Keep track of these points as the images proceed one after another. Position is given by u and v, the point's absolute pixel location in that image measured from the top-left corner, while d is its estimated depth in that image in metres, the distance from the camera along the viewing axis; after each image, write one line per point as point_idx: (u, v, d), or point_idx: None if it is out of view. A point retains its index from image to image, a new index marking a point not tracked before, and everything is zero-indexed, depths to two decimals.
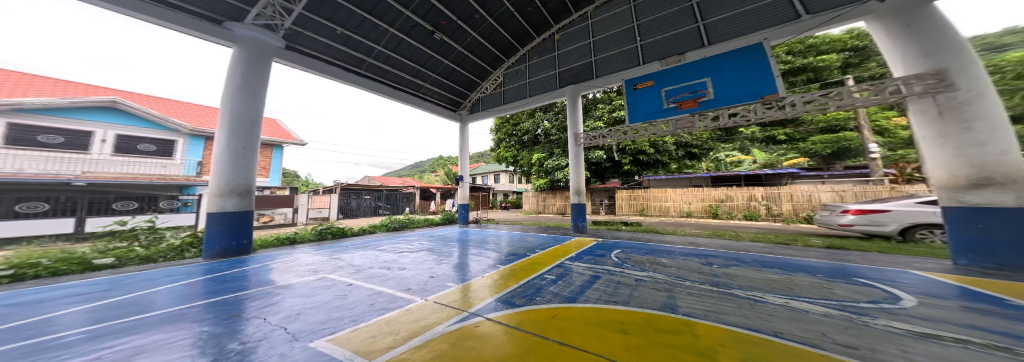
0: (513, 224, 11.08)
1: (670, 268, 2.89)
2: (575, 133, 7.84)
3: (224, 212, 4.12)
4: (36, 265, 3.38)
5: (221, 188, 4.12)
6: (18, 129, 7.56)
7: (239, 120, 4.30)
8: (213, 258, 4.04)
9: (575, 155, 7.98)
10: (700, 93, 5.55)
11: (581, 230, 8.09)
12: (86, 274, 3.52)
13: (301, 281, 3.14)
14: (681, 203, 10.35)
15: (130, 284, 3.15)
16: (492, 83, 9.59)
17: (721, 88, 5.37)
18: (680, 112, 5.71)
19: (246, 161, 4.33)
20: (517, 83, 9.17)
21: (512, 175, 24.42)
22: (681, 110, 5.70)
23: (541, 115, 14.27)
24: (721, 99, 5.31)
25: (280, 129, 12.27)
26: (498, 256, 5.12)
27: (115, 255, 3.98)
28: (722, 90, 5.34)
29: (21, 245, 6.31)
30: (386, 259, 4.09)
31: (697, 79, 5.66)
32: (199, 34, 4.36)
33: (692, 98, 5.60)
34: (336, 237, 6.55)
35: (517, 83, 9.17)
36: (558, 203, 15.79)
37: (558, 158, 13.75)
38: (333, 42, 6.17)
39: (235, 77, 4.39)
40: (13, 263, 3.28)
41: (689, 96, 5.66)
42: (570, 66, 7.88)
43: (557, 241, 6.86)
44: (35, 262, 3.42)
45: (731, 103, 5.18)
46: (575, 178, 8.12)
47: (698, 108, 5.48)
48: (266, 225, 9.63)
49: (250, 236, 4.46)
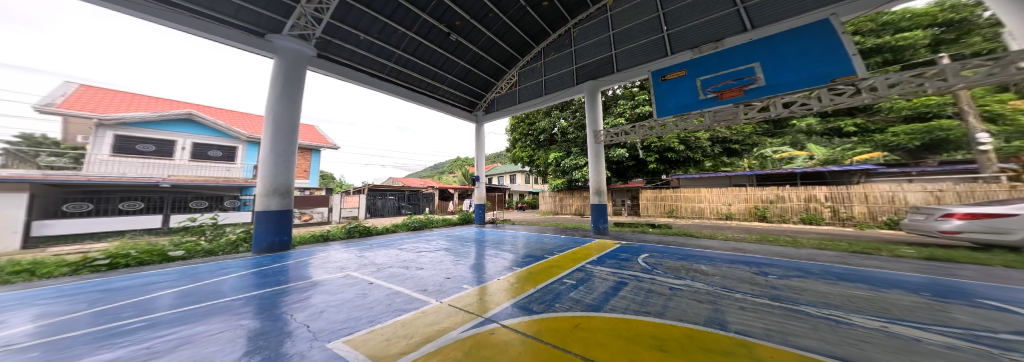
0: (530, 225, 10.84)
1: (712, 276, 2.50)
2: (596, 131, 7.45)
3: (268, 210, 4.48)
4: (127, 256, 3.77)
5: (264, 188, 4.48)
6: (121, 140, 9.15)
7: (279, 124, 4.69)
8: (260, 253, 4.40)
9: (597, 154, 7.54)
10: (748, 80, 4.87)
11: (602, 232, 7.63)
12: (163, 264, 3.90)
13: (329, 278, 3.25)
14: (718, 204, 9.36)
15: (192, 275, 3.51)
16: (506, 83, 9.57)
17: (772, 73, 4.65)
18: (721, 103, 5.06)
19: (287, 164, 4.68)
20: (532, 81, 8.96)
21: (529, 176, 24.24)
22: (721, 100, 5.06)
23: (558, 114, 13.87)
24: (773, 86, 4.60)
25: (319, 135, 13.39)
26: (514, 257, 4.96)
27: (186, 248, 4.35)
28: (774, 76, 4.62)
29: (114, 238, 7.59)
30: (406, 259, 4.13)
31: (743, 65, 4.98)
32: (246, 47, 4.90)
33: (736, 87, 4.95)
34: (363, 235, 6.88)
35: (532, 82, 8.96)
36: (576, 204, 15.24)
37: (576, 158, 13.27)
38: (359, 48, 6.55)
39: (277, 86, 4.82)
40: (110, 253, 3.74)
41: (731, 85, 4.99)
42: (589, 61, 7.48)
43: (577, 243, 6.54)
44: (126, 253, 3.84)
45: (787, 91, 4.46)
46: (596, 178, 7.69)
47: (743, 97, 4.85)
48: (306, 222, 10.58)
49: (291, 234, 4.79)
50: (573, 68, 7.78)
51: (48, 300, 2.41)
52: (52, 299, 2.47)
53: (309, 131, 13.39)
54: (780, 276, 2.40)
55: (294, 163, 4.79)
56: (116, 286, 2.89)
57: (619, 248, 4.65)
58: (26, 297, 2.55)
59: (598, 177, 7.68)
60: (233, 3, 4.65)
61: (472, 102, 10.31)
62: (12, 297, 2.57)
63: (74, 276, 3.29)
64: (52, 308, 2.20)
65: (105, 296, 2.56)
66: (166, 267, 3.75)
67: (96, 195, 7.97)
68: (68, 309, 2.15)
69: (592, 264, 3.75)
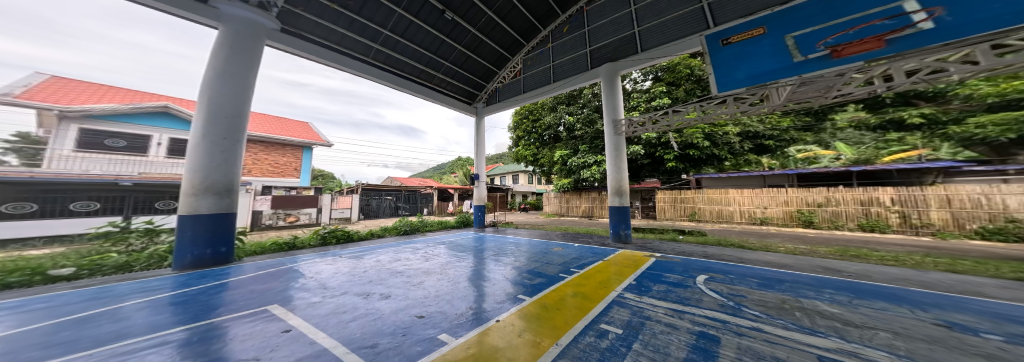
0: (535, 229, 9.74)
1: (871, 330, 1.41)
2: (614, 120, 6.45)
3: (197, 215, 3.45)
4: None
5: (192, 185, 3.47)
6: (88, 133, 8.12)
7: (223, 105, 3.67)
8: (184, 269, 3.37)
9: (617, 147, 6.57)
10: (907, 20, 3.30)
11: (623, 240, 6.59)
12: (37, 286, 2.94)
13: (239, 313, 2.14)
14: (752, 207, 8.42)
15: (47, 302, 2.45)
16: (510, 71, 8.56)
17: (954, 6, 3.07)
18: (837, 63, 3.65)
19: (226, 155, 3.66)
20: (539, 67, 7.92)
21: (531, 176, 23.23)
22: (837, 60, 3.65)
23: (565, 109, 12.89)
24: (951, 27, 3.05)
25: (310, 131, 12.40)
26: (522, 277, 3.86)
27: (85, 263, 3.39)
28: (956, 10, 3.05)
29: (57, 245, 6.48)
30: (375, 279, 3.06)
31: (881, 7, 3.48)
32: (181, 10, 3.75)
33: (871, 36, 3.47)
34: (341, 241, 5.79)
35: (539, 67, 7.92)
36: (583, 206, 14.27)
37: (584, 155, 12.18)
38: (336, 26, 5.56)
39: (219, 56, 3.76)
40: None
41: (856, 36, 3.56)
42: (605, 42, 6.42)
43: (596, 254, 5.48)
44: None
45: (985, 31, 2.90)
46: (614, 177, 6.63)
47: (886, 51, 3.36)
48: (292, 225, 9.51)
49: (232, 244, 3.79)
50: (587, 50, 6.75)
51: None
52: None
53: (297, 125, 12.37)
54: (1014, 340, 1.29)
55: (236, 154, 3.76)
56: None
57: (654, 268, 3.59)
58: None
59: (618, 174, 6.63)
60: None
61: (472, 94, 9.32)
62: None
63: None
64: None
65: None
66: (36, 290, 2.77)
67: (49, 195, 6.92)
68: None
69: (630, 294, 2.66)
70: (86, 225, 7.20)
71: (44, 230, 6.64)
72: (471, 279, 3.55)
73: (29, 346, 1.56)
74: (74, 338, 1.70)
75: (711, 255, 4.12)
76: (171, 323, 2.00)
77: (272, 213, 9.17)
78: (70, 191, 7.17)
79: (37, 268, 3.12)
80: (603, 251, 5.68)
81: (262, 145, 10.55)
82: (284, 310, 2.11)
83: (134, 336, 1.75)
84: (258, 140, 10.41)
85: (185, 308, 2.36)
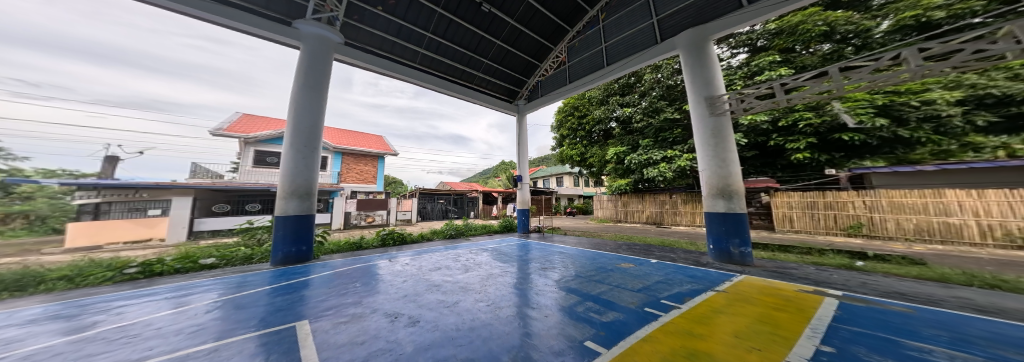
0: (587, 237, 8.59)
1: None
2: (709, 96, 5.01)
3: (286, 215, 3.93)
4: (160, 264, 3.86)
5: (288, 188, 3.99)
6: (260, 153, 11.24)
7: (305, 112, 4.24)
8: (276, 264, 3.92)
9: (716, 131, 4.92)
10: None
11: (729, 261, 4.71)
12: (192, 273, 3.84)
13: (264, 331, 1.99)
14: (1003, 219, 5.68)
15: (179, 297, 2.98)
16: (554, 61, 8.67)
17: None
18: None
19: (308, 162, 4.16)
20: (588, 52, 7.64)
21: (578, 178, 22.18)
22: None
23: (618, 101, 12.16)
24: None
25: (381, 142, 14.23)
26: (584, 307, 2.94)
27: (222, 255, 4.34)
28: None
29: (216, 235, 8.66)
30: (410, 305, 2.60)
31: None
32: (278, 36, 4.79)
33: None
34: (397, 243, 6.10)
35: (588, 53, 7.64)
36: (647, 210, 12.87)
37: (647, 151, 10.99)
38: (387, 34, 6.38)
39: (303, 75, 4.46)
40: (145, 263, 3.85)
41: None
42: (679, 8, 5.51)
43: (688, 277, 4.04)
44: (159, 261, 3.92)
45: None
46: (716, 173, 4.85)
47: None
48: (370, 224, 11.27)
49: (311, 243, 4.25)
50: (652, 22, 5.95)
51: None
52: None
53: (370, 138, 14.35)
54: None
55: (317, 159, 4.26)
56: (50, 325, 2.24)
57: (864, 324, 2.01)
58: None
59: (722, 169, 4.80)
60: None
61: (513, 92, 9.84)
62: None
63: (115, 287, 3.31)
64: None
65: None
66: (184, 279, 3.57)
67: (239, 198, 9.95)
68: None
69: None
70: (232, 223, 9.34)
71: (214, 225, 9.02)
72: (515, 304, 2.90)
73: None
74: (123, 353, 1.72)
75: (999, 312, 2.24)
76: (207, 336, 1.94)
77: (357, 214, 11.17)
78: (251, 196, 10.25)
79: (191, 258, 4.11)
80: (707, 275, 3.98)
81: (350, 156, 12.57)
82: (294, 338, 1.82)
83: (156, 356, 1.65)
84: (344, 151, 12.38)
85: (240, 313, 2.46)
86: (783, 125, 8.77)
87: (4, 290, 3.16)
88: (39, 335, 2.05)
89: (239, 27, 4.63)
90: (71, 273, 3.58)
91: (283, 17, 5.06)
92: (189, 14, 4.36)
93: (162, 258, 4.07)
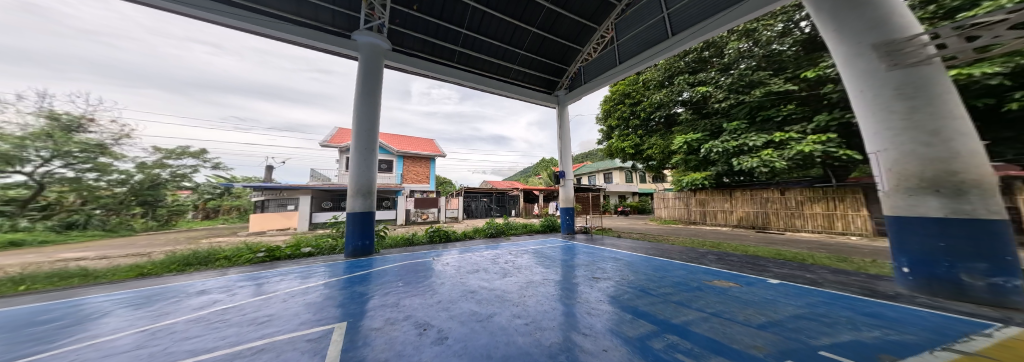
0: (647, 241, 7.07)
1: None
2: (882, 40, 3.01)
3: (354, 211, 4.85)
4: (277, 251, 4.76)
5: (355, 188, 4.89)
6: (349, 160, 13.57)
7: (363, 131, 5.02)
8: (351, 255, 4.84)
9: (909, 91, 2.89)
10: None
11: (931, 291, 2.91)
12: (295, 260, 4.67)
13: (313, 330, 1.91)
14: None
15: (274, 282, 3.46)
16: (595, 45, 7.49)
17: None
18: None
19: (368, 162, 4.98)
20: (644, 25, 6.16)
21: (631, 174, 19.58)
22: None
23: (686, 80, 9.69)
24: None
25: (435, 146, 15.37)
26: (664, 341, 1.99)
27: (317, 245, 5.16)
28: None
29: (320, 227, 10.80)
30: (445, 317, 2.29)
31: None
32: (338, 48, 5.52)
33: None
34: (442, 240, 6.46)
35: (643, 26, 6.17)
36: (740, 211, 9.90)
37: (736, 136, 8.28)
38: (426, 36, 6.53)
39: (360, 84, 5.28)
40: (273, 253, 4.70)
41: None
42: None
43: (852, 311, 2.55)
44: (277, 249, 4.85)
45: None
46: (918, 155, 2.86)
47: None
48: (426, 221, 12.50)
49: (372, 237, 5.09)
50: None
51: (135, 308, 2.52)
52: (126, 310, 2.46)
53: (426, 142, 15.65)
54: None
55: (374, 162, 5.06)
56: (186, 302, 2.71)
57: None
58: (126, 301, 2.75)
59: (931, 149, 2.79)
60: (328, 10, 5.42)
61: (551, 82, 9.01)
62: (118, 301, 2.76)
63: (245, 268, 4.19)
64: (112, 325, 2.07)
65: (128, 325, 2.08)
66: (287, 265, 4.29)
67: (337, 196, 12.14)
68: (90, 335, 1.90)
69: None
70: (321, 217, 11.21)
71: (318, 218, 11.16)
72: (565, 326, 2.24)
73: (170, 351, 1.60)
74: (209, 337, 1.81)
75: None
76: (273, 329, 1.91)
77: (415, 212, 12.45)
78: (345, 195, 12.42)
79: (295, 247, 4.97)
80: (905, 318, 2.34)
81: (411, 159, 14.02)
82: (329, 347, 1.62)
83: (218, 350, 1.59)
84: (407, 155, 13.86)
85: (305, 304, 2.56)
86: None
87: (198, 264, 4.34)
88: (175, 308, 2.50)
89: (307, 42, 5.30)
90: (228, 253, 4.65)
91: (343, 31, 5.79)
92: (274, 38, 5.25)
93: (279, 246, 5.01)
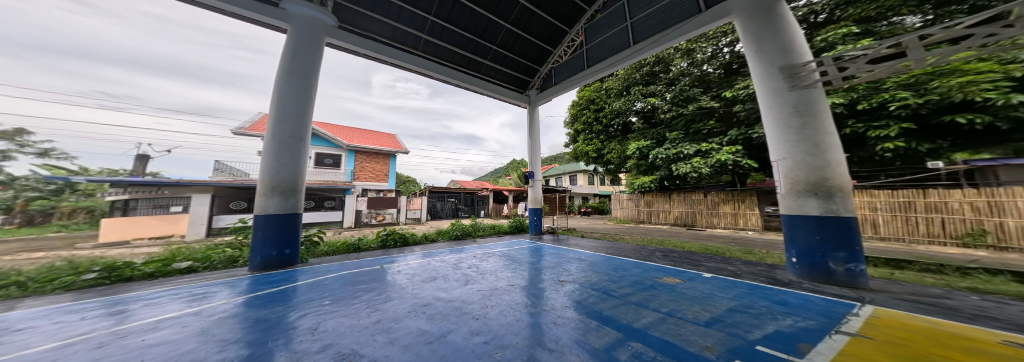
0: (608, 240, 7.45)
1: None
2: (787, 65, 3.61)
3: (267, 213, 3.83)
4: (128, 269, 3.52)
5: (269, 184, 3.87)
6: None
7: (288, 115, 4.05)
8: (257, 269, 3.79)
9: (802, 109, 3.52)
10: None
11: (811, 277, 3.58)
12: (165, 278, 3.59)
13: None
14: None
15: (113, 314, 2.43)
16: (567, 46, 7.60)
17: None
18: None
19: (291, 154, 4.02)
20: (609, 32, 6.46)
21: (593, 177, 20.90)
22: None
23: (640, 90, 10.53)
24: None
25: (392, 141, 13.81)
26: (628, 351, 1.90)
27: (200, 258, 4.08)
28: None
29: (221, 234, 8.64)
30: (378, 345, 1.83)
31: None
32: (262, 17, 4.33)
33: None
34: (398, 244, 5.78)
35: (608, 33, 6.46)
36: (675, 211, 11.34)
37: (678, 145, 9.38)
38: (386, 18, 5.77)
39: (289, 60, 4.25)
40: (108, 264, 3.51)
41: None
42: None
43: (769, 299, 2.94)
44: (127, 264, 3.61)
45: None
46: (804, 164, 3.49)
47: None
48: (380, 223, 11.09)
49: (295, 246, 4.14)
50: None
51: None
52: None
53: (381, 136, 13.99)
54: None
55: (300, 153, 4.10)
56: None
57: None
58: None
59: (814, 159, 3.44)
60: None
61: (523, 81, 8.88)
62: None
63: (61, 295, 2.97)
64: None
65: None
66: (148, 289, 3.14)
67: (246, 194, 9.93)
68: None
69: None
70: (222, 221, 8.89)
71: (218, 222, 8.78)
72: (530, 343, 2.00)
73: None
74: None
75: None
76: None
77: (369, 212, 11.02)
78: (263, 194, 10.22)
79: (162, 263, 3.79)
80: (804, 304, 2.77)
81: (364, 155, 12.31)
82: None
83: None
84: (360, 150, 12.17)
85: (138, 346, 1.78)
86: (864, 109, 6.88)
87: None
88: None
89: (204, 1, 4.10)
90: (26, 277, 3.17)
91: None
92: None
93: (129, 262, 3.70)
